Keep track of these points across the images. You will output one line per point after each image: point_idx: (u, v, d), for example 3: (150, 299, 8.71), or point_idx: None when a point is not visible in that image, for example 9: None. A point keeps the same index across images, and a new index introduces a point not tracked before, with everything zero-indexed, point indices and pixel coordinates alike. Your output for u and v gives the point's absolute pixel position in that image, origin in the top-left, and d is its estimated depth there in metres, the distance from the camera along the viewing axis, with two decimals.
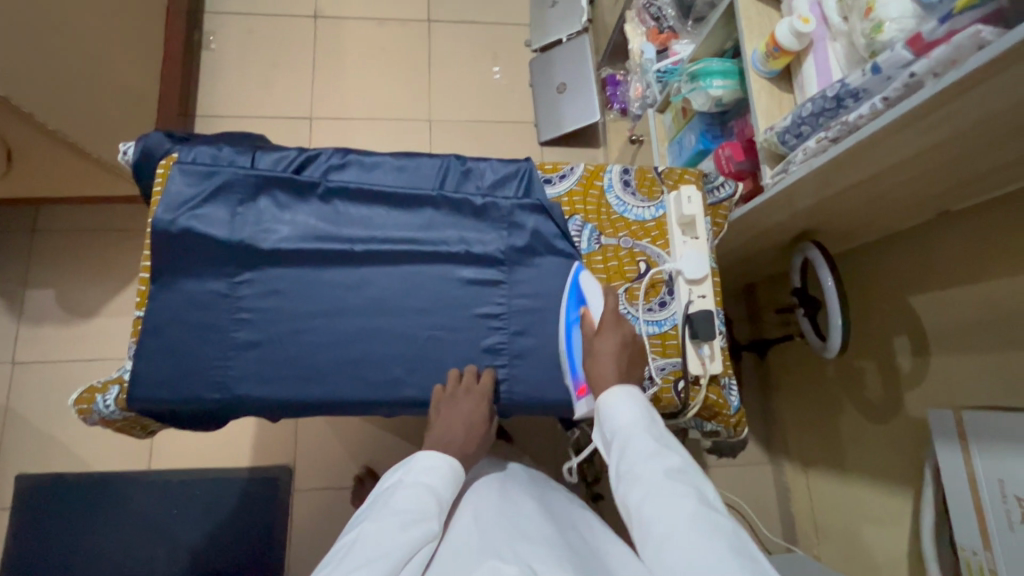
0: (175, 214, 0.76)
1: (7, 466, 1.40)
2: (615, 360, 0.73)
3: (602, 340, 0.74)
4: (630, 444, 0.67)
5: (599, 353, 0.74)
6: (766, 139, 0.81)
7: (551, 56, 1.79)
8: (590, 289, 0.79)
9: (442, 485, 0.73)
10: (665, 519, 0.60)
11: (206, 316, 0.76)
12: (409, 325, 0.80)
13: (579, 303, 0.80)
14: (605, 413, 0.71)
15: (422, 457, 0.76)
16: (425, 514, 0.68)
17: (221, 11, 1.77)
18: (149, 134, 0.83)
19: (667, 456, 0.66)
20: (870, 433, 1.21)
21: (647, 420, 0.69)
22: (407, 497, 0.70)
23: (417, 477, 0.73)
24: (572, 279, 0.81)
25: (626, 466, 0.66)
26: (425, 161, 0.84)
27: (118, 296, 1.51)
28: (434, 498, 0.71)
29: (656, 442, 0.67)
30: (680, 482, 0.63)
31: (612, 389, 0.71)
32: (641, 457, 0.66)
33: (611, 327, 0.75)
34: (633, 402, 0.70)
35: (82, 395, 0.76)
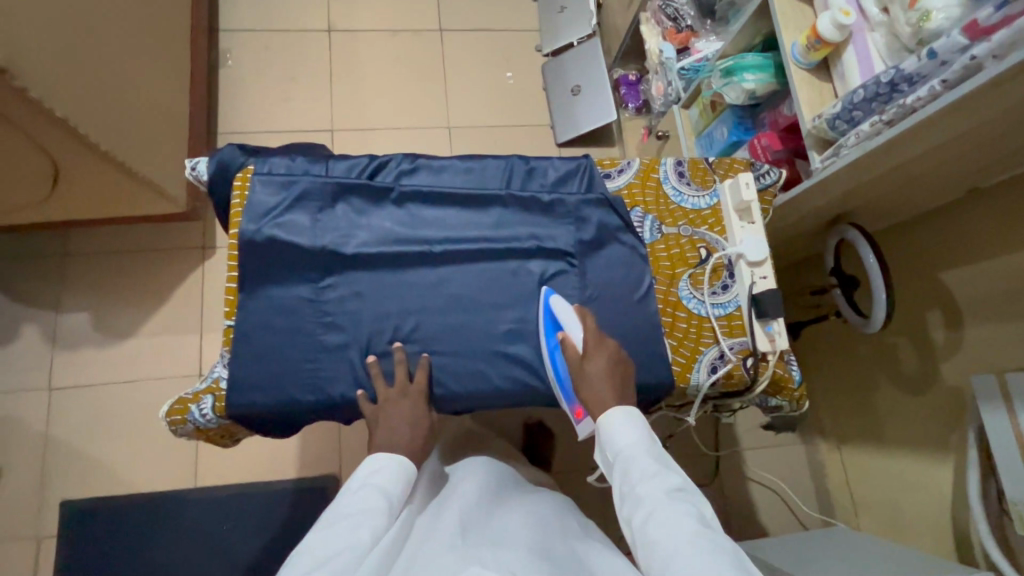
0: (259, 224, 0.78)
1: (52, 492, 1.39)
2: (607, 382, 0.75)
3: (591, 364, 0.76)
4: (631, 462, 0.68)
5: (589, 378, 0.75)
6: (814, 126, 0.86)
7: (563, 59, 1.83)
8: (564, 314, 0.81)
9: (393, 485, 0.73)
10: (665, 536, 0.60)
11: (293, 321, 0.78)
12: (489, 320, 0.82)
13: (555, 329, 0.80)
14: (608, 435, 0.72)
15: (370, 460, 0.75)
16: (373, 515, 0.67)
17: (236, 28, 1.78)
18: (220, 149, 0.85)
19: (666, 475, 0.66)
20: (905, 404, 1.27)
21: (649, 443, 0.70)
22: (357, 500, 0.69)
23: (365, 480, 0.72)
24: (545, 307, 0.82)
25: (627, 485, 0.67)
26: (490, 163, 0.87)
27: (153, 317, 1.51)
28: (383, 497, 0.70)
29: (656, 461, 0.68)
30: (680, 500, 0.63)
31: (611, 410, 0.73)
32: (641, 475, 0.66)
33: (593, 349, 0.77)
34: (635, 422, 0.72)
35: (176, 406, 0.78)
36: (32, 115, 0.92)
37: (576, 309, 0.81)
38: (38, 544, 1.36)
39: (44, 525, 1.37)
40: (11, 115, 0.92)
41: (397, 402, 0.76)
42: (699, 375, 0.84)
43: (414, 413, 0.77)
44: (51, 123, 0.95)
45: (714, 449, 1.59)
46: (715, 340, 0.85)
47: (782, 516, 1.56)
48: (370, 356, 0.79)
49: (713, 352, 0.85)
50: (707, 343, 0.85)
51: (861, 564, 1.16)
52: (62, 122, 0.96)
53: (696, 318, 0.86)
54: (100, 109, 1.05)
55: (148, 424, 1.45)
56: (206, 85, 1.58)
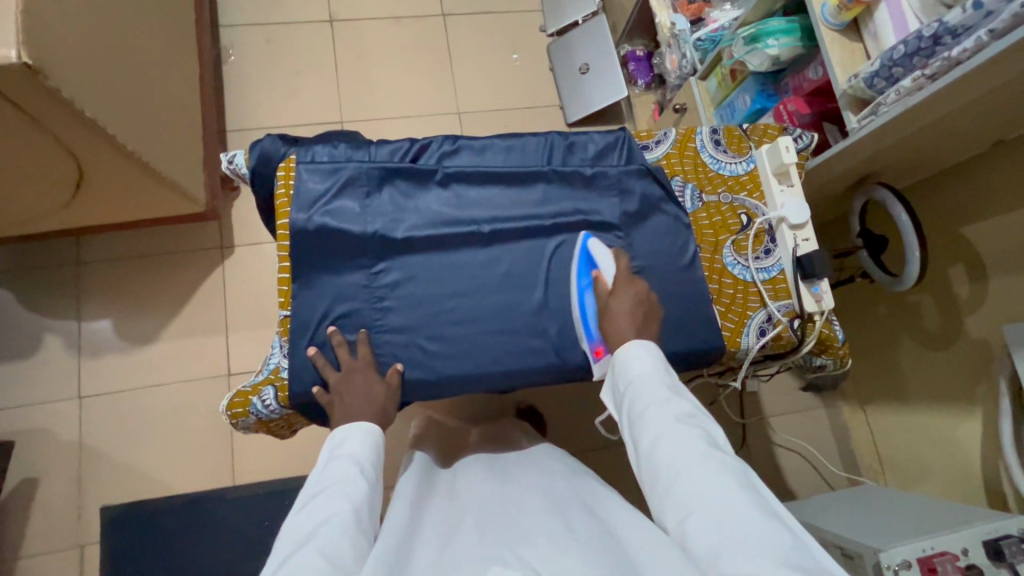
0: (310, 212, 0.78)
1: (91, 499, 1.40)
2: (629, 319, 0.76)
3: (618, 301, 0.77)
4: (643, 392, 0.70)
5: (614, 310, 0.76)
6: (850, 86, 0.87)
7: (569, 39, 1.82)
8: (600, 253, 0.82)
9: (364, 451, 0.73)
10: (676, 459, 0.63)
11: (350, 308, 0.78)
12: (542, 297, 0.83)
13: (590, 267, 0.82)
14: (621, 365, 0.73)
15: (338, 433, 0.74)
16: (349, 485, 0.67)
17: (237, 23, 1.75)
18: (260, 140, 0.84)
19: (678, 402, 0.68)
20: (930, 359, 1.30)
21: (661, 370, 0.71)
22: (330, 474, 0.69)
23: (336, 453, 0.72)
24: (581, 246, 0.83)
25: (638, 413, 0.69)
26: (530, 139, 0.87)
27: (177, 319, 1.50)
28: (355, 465, 0.70)
29: (668, 390, 0.70)
30: (691, 426, 0.65)
31: (628, 343, 0.74)
32: (653, 403, 0.68)
33: (623, 284, 0.78)
34: (648, 354, 0.73)
35: (236, 399, 0.79)
36: (66, 118, 0.91)
37: (613, 251, 0.82)
38: (81, 551, 1.37)
39: (86, 532, 1.38)
40: (43, 121, 0.91)
41: (352, 378, 0.75)
42: (748, 339, 0.85)
43: (371, 389, 0.75)
44: (79, 126, 0.94)
45: (740, 417, 1.61)
46: (762, 303, 0.86)
47: (809, 478, 1.60)
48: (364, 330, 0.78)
49: (761, 316, 0.86)
50: (755, 307, 0.86)
51: (898, 517, 1.19)
52: (91, 123, 0.95)
53: (742, 283, 0.87)
54: (124, 109, 1.04)
55: (181, 426, 1.45)
56: (214, 82, 1.56)
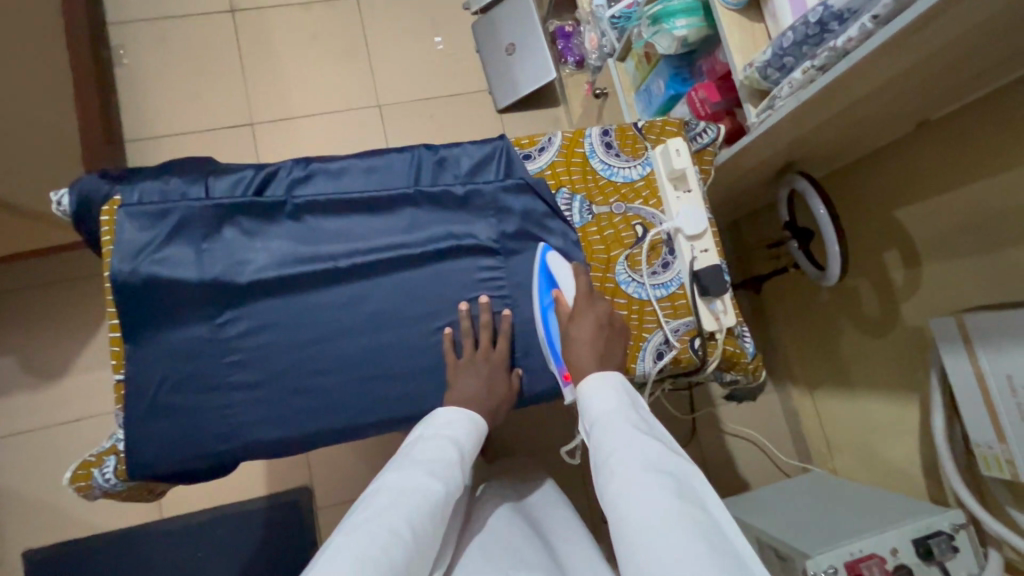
0: (136, 263, 0.69)
1: (10, 544, 1.34)
2: (591, 343, 0.70)
3: (578, 325, 0.71)
4: (607, 431, 0.61)
5: (574, 339, 0.70)
6: (746, 76, 0.77)
7: (493, 17, 1.68)
8: (559, 270, 0.77)
9: (464, 438, 0.68)
10: (636, 513, 0.52)
11: (194, 366, 0.71)
12: (415, 334, 0.76)
13: (552, 287, 0.77)
14: (584, 401, 0.66)
15: (443, 411, 0.70)
16: (447, 466, 0.63)
17: (127, 19, 1.60)
18: (82, 178, 0.74)
19: (646, 443, 0.59)
20: (868, 346, 1.25)
21: (627, 408, 0.63)
22: (429, 448, 0.65)
23: (437, 430, 0.67)
24: (541, 263, 0.77)
25: (603, 455, 0.59)
26: (394, 157, 0.78)
27: (86, 350, 1.42)
28: (456, 448, 0.66)
29: (636, 429, 0.60)
30: (658, 472, 0.55)
31: (590, 376, 0.67)
32: (616, 445, 0.59)
33: (585, 308, 0.72)
34: (614, 389, 0.65)
35: (78, 471, 0.71)
36: None
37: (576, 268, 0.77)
38: None
39: None
40: None
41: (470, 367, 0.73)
42: (644, 364, 0.78)
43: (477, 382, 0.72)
44: None
45: (689, 411, 1.57)
46: (658, 323, 0.79)
47: (761, 466, 1.57)
48: (447, 328, 0.76)
49: (657, 338, 0.79)
50: (651, 328, 0.79)
51: (837, 512, 1.15)
52: None
53: (636, 302, 0.79)
54: None
55: None
56: (99, 91, 1.43)
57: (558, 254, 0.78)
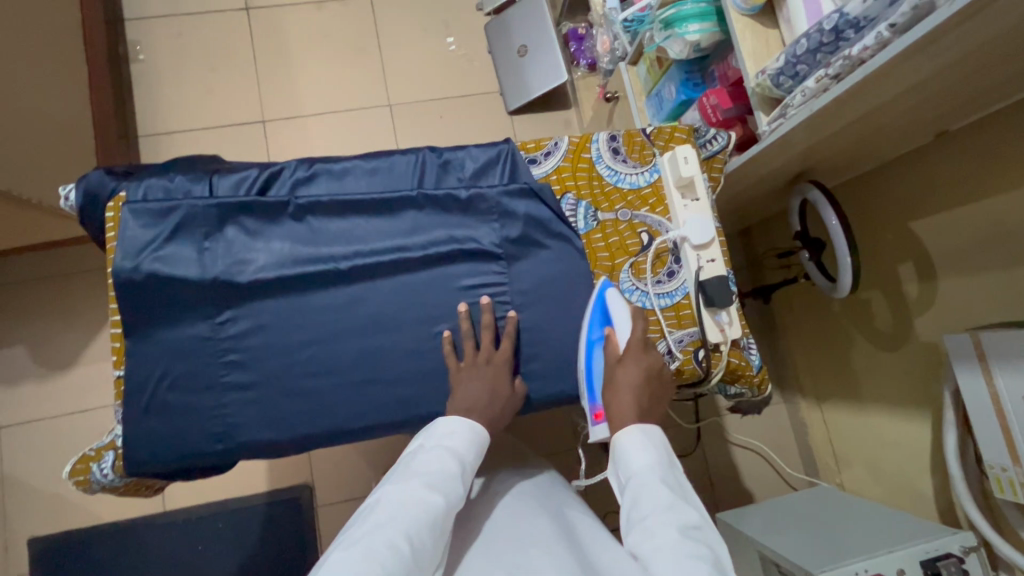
0: (138, 261, 0.69)
1: (17, 532, 1.36)
2: (637, 391, 0.67)
3: (624, 371, 0.69)
4: (646, 492, 0.59)
5: (618, 382, 0.68)
6: (758, 83, 0.76)
7: (505, 18, 1.67)
8: (619, 312, 0.73)
9: (464, 450, 0.66)
10: None
11: (191, 365, 0.71)
12: (413, 339, 0.75)
13: (604, 323, 0.75)
14: (620, 452, 0.64)
15: (442, 422, 0.69)
16: (448, 479, 0.62)
17: (143, 16, 1.62)
18: (88, 173, 0.75)
19: (683, 511, 0.57)
20: (880, 361, 1.22)
21: (665, 469, 0.61)
22: (427, 461, 0.63)
23: (436, 442, 0.66)
24: (599, 298, 0.75)
25: (638, 516, 0.58)
26: (398, 159, 0.78)
27: (95, 342, 1.44)
28: (457, 462, 0.64)
29: (674, 494, 0.59)
30: (697, 546, 0.54)
31: (629, 427, 0.64)
32: (654, 508, 0.58)
33: (634, 355, 0.70)
34: (652, 446, 0.63)
35: (77, 466, 0.72)
36: None
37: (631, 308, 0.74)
38: None
39: (13, 565, 1.34)
40: None
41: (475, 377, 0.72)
42: None
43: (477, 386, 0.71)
44: None
45: (694, 420, 1.55)
46: (662, 333, 0.78)
47: (766, 477, 1.55)
48: (447, 331, 0.75)
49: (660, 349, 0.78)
50: (653, 338, 0.78)
51: (842, 529, 1.13)
52: None
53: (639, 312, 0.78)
54: None
55: None
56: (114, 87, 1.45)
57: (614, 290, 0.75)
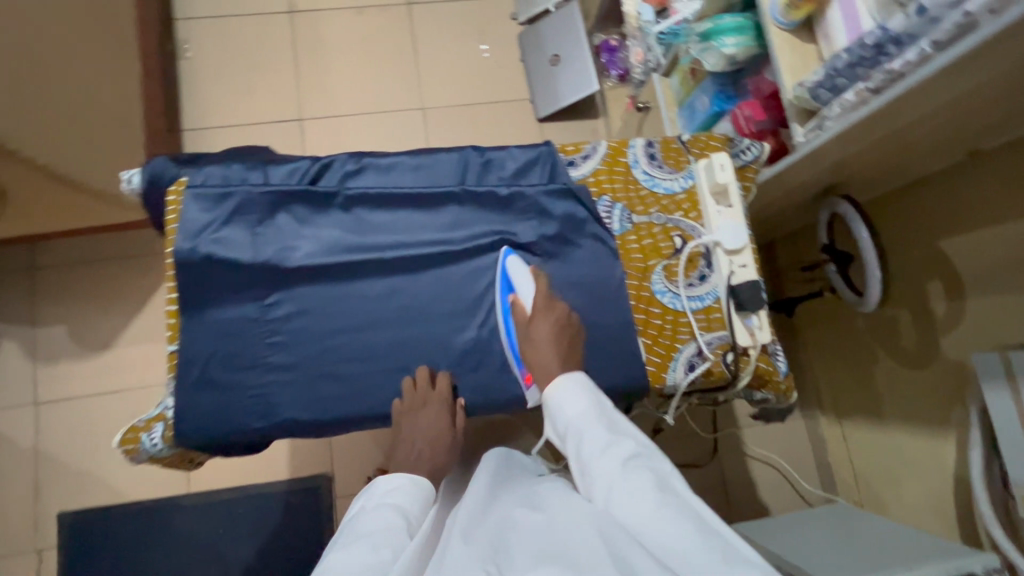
0: (196, 242, 0.73)
1: (47, 506, 1.39)
2: (552, 344, 0.72)
3: (537, 326, 0.72)
4: (581, 432, 0.63)
5: (535, 340, 0.72)
6: (796, 96, 0.78)
7: (539, 28, 1.72)
8: (518, 274, 0.77)
9: (409, 504, 0.67)
10: (626, 504, 0.54)
11: (239, 344, 0.74)
12: (450, 330, 0.78)
13: (508, 291, 0.77)
14: (554, 405, 0.68)
15: (381, 480, 0.70)
16: (394, 530, 0.61)
17: (193, 16, 1.69)
18: (152, 159, 0.79)
19: (621, 443, 0.61)
20: (906, 378, 1.21)
21: (597, 409, 0.66)
22: (372, 518, 0.63)
23: (379, 500, 0.67)
24: (502, 268, 0.78)
25: (583, 456, 0.62)
26: (442, 156, 0.81)
27: (132, 325, 1.49)
28: (401, 516, 0.64)
29: (609, 430, 0.63)
30: (638, 465, 0.58)
31: (558, 378, 0.69)
32: (596, 447, 0.61)
33: (542, 311, 0.73)
34: (580, 389, 0.68)
35: (127, 435, 0.76)
36: None
37: (533, 270, 0.77)
38: (38, 556, 1.37)
39: (43, 539, 1.38)
40: None
41: (422, 408, 0.72)
42: (675, 375, 0.79)
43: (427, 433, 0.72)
44: None
45: (712, 430, 1.56)
46: (692, 335, 0.79)
47: (782, 492, 1.55)
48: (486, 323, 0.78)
49: (690, 349, 0.79)
50: (684, 339, 0.80)
51: (862, 547, 1.12)
52: None
53: (671, 313, 0.80)
54: None
55: None
56: (163, 82, 1.52)
57: (518, 257, 0.78)
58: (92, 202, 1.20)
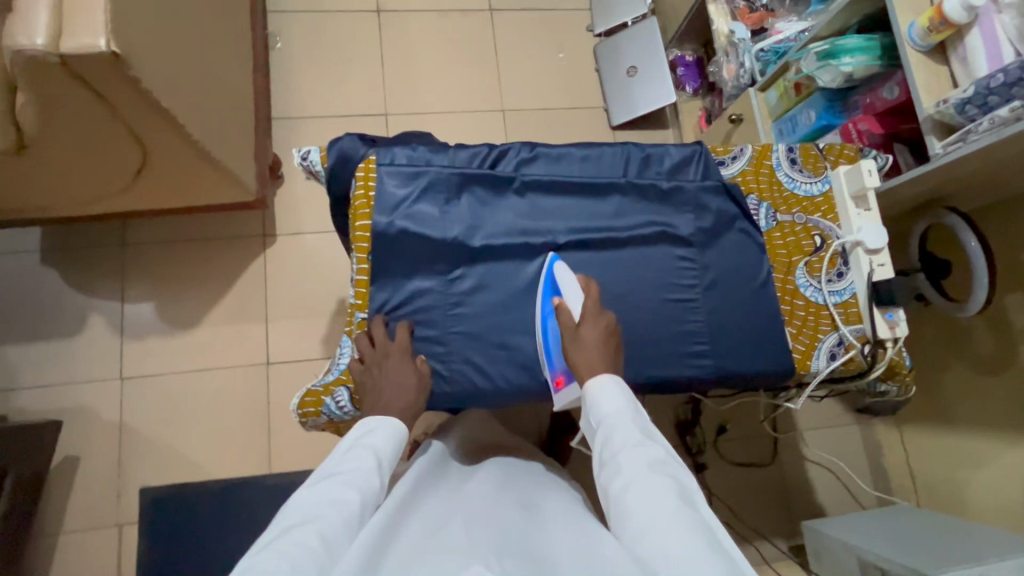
0: (392, 216, 0.78)
1: (130, 480, 1.40)
2: (600, 349, 0.69)
3: (585, 332, 0.70)
4: (613, 433, 0.62)
5: (582, 344, 0.69)
6: (937, 111, 0.85)
7: (616, 40, 1.79)
8: (566, 282, 0.77)
9: (386, 446, 0.67)
10: (645, 509, 0.55)
11: (426, 314, 0.79)
12: (616, 310, 0.82)
13: (553, 294, 0.78)
14: (590, 399, 0.66)
15: (363, 423, 0.70)
16: (364, 473, 0.62)
17: (285, 10, 1.75)
18: (337, 137, 0.83)
19: (651, 448, 0.60)
20: (979, 385, 1.28)
21: (633, 410, 0.64)
22: (346, 460, 0.64)
23: (357, 440, 0.67)
24: (547, 271, 0.80)
25: (609, 453, 0.61)
26: (606, 150, 0.86)
27: (218, 305, 1.52)
28: (374, 457, 0.65)
29: (642, 433, 0.62)
30: (663, 475, 0.57)
31: (598, 376, 0.67)
32: (624, 446, 0.61)
33: (591, 317, 0.72)
34: (619, 391, 0.66)
35: (307, 399, 0.80)
36: (160, 124, 0.94)
37: (580, 278, 0.77)
38: (119, 530, 1.37)
39: (124, 513, 1.38)
40: (128, 119, 0.91)
41: (384, 360, 0.74)
42: (818, 362, 0.86)
43: (390, 380, 0.73)
44: (170, 127, 0.96)
45: (773, 431, 1.62)
46: (834, 326, 0.86)
47: (839, 495, 1.61)
48: (649, 306, 0.83)
49: (831, 339, 0.86)
50: (826, 330, 0.86)
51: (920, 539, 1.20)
52: (165, 113, 0.91)
53: (814, 306, 0.87)
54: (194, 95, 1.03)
55: (217, 412, 1.46)
56: (262, 69, 1.56)
57: (564, 264, 0.80)
58: (223, 184, 1.22)
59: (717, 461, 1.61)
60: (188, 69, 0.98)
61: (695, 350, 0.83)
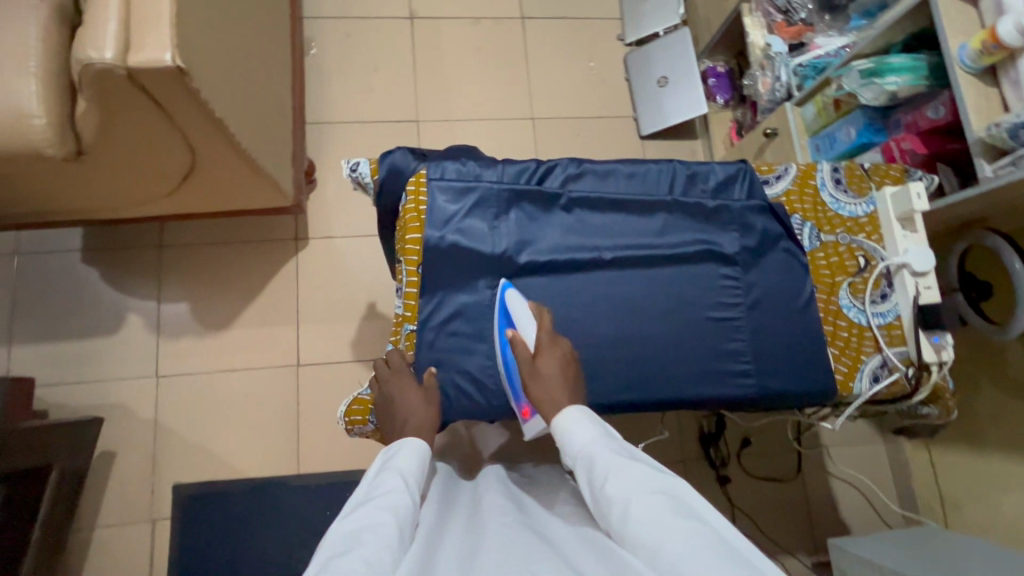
0: (443, 231, 0.79)
1: (162, 477, 1.43)
2: (561, 378, 0.70)
3: (543, 363, 0.71)
4: (593, 461, 0.61)
5: (540, 376, 0.70)
6: (988, 134, 0.85)
7: (646, 50, 1.80)
8: (519, 313, 0.77)
9: (413, 466, 0.67)
10: (644, 530, 0.51)
11: (472, 327, 0.80)
12: (659, 327, 0.82)
13: (508, 326, 0.78)
14: (564, 439, 0.66)
15: (387, 449, 0.70)
16: (395, 494, 0.61)
17: (320, 16, 1.77)
18: (388, 151, 0.84)
19: (636, 468, 0.58)
20: (1012, 406, 1.26)
21: (608, 439, 0.63)
22: (376, 485, 0.63)
23: (384, 466, 0.66)
24: (501, 301, 0.79)
25: (595, 486, 0.59)
26: (652, 167, 0.87)
27: (250, 306, 1.54)
28: (401, 477, 0.64)
29: (623, 456, 0.60)
30: (653, 491, 0.55)
31: (564, 411, 0.67)
32: (606, 474, 0.59)
33: (546, 348, 0.73)
34: (589, 422, 0.66)
35: (354, 407, 0.82)
36: (213, 134, 0.97)
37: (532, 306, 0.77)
38: (152, 525, 1.40)
39: (157, 508, 1.41)
40: (182, 128, 0.93)
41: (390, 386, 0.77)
42: (860, 384, 0.86)
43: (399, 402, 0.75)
44: (221, 137, 0.98)
45: (796, 445, 1.61)
46: (876, 349, 0.86)
47: (862, 511, 1.59)
48: (692, 323, 0.83)
49: (875, 361, 0.86)
50: (868, 352, 0.86)
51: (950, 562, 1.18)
52: (218, 123, 0.94)
53: (857, 327, 0.87)
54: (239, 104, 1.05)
55: (248, 412, 1.49)
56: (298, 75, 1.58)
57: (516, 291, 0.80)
58: (264, 189, 1.24)
59: (739, 474, 1.60)
60: (238, 78, 1.00)
61: (739, 369, 0.83)
